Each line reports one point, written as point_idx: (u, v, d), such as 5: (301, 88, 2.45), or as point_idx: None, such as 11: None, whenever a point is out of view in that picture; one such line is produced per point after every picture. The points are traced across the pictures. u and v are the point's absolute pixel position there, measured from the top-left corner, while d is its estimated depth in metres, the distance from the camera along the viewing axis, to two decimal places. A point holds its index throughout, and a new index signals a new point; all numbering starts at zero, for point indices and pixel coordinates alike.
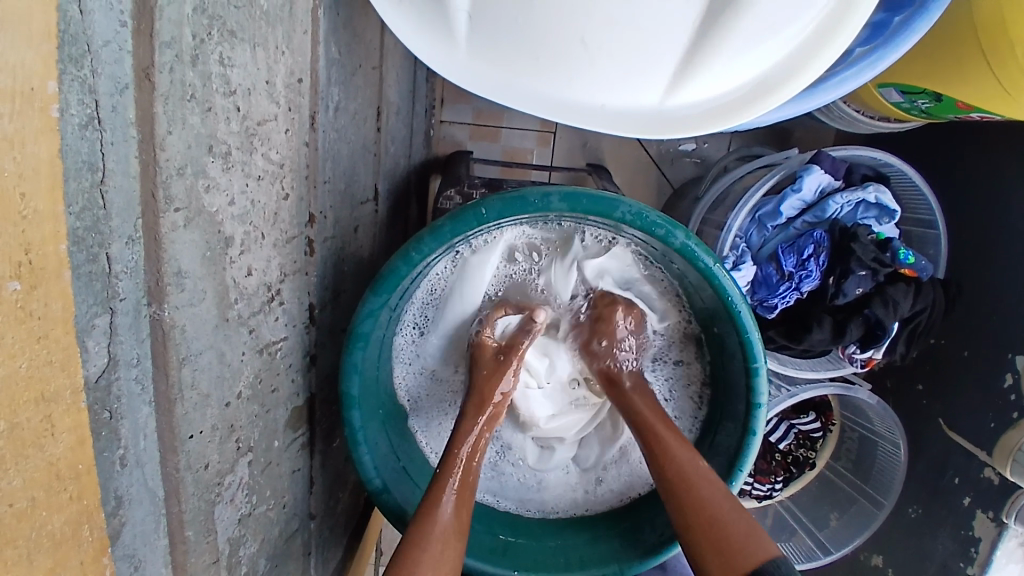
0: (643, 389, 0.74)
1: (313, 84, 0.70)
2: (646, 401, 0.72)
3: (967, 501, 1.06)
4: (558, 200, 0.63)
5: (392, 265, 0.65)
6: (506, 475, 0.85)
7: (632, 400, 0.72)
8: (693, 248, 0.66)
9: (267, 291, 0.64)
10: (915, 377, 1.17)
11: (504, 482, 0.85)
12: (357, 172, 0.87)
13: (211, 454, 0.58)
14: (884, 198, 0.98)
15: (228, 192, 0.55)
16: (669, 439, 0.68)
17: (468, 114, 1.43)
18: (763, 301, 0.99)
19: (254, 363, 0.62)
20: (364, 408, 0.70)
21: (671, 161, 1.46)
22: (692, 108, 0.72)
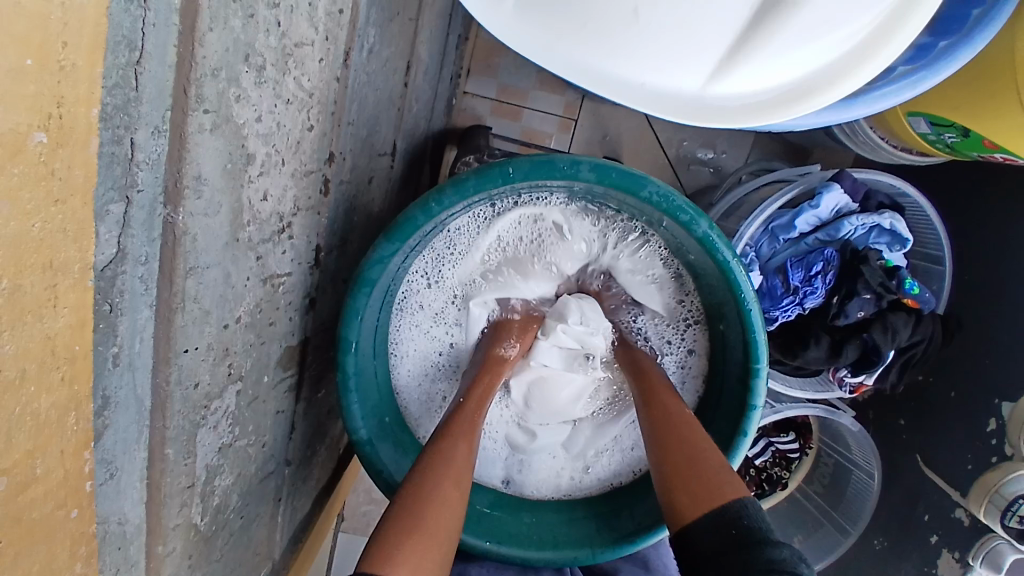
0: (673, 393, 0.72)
1: (353, 20, 0.68)
2: (637, 393, 0.72)
3: (935, 538, 1.08)
4: (587, 169, 0.63)
5: (411, 214, 0.65)
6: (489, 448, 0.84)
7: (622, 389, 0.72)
8: (714, 239, 0.66)
9: (279, 221, 0.62)
10: (898, 410, 1.18)
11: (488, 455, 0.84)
12: (378, 123, 0.86)
13: (203, 374, 0.56)
14: (898, 226, 0.98)
15: (257, 108, 0.53)
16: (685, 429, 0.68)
17: (492, 89, 1.41)
18: (764, 312, 1.00)
19: (257, 292, 0.61)
20: (359, 355, 0.69)
21: (688, 165, 1.47)
22: (729, 99, 0.71)
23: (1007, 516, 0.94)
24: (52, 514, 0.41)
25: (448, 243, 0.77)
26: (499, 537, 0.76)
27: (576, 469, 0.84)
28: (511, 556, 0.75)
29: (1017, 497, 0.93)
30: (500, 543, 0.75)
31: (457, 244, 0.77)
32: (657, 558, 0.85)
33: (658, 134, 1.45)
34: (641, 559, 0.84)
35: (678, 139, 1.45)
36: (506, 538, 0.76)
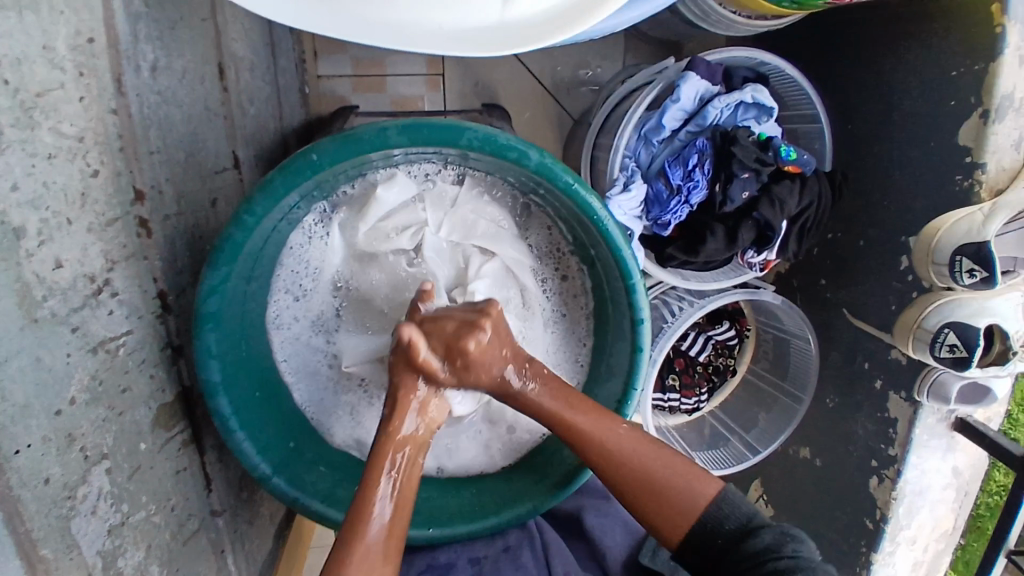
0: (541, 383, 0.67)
1: (114, 43, 0.61)
2: (547, 394, 0.67)
3: (879, 383, 1.11)
4: (395, 134, 0.58)
5: (227, 233, 0.59)
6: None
7: (533, 402, 0.66)
8: (550, 167, 0.62)
9: (90, 283, 0.57)
10: (817, 272, 1.20)
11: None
12: (201, 138, 0.78)
13: (51, 468, 0.53)
14: (761, 97, 0.96)
15: (7, 175, 0.48)
16: (578, 418, 0.66)
17: (346, 65, 1.33)
18: (657, 219, 0.99)
19: (87, 365, 0.57)
20: (234, 391, 0.65)
21: (567, 91, 1.41)
22: (534, 19, 0.64)
23: (938, 346, 0.95)
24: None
25: (301, 248, 0.71)
26: (439, 521, 0.76)
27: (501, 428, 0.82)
28: (457, 535, 0.75)
29: (943, 327, 0.94)
30: (442, 527, 0.75)
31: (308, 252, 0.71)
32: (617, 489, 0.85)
33: (530, 66, 1.39)
34: (598, 489, 0.87)
35: (551, 65, 1.39)
36: (447, 521, 0.76)
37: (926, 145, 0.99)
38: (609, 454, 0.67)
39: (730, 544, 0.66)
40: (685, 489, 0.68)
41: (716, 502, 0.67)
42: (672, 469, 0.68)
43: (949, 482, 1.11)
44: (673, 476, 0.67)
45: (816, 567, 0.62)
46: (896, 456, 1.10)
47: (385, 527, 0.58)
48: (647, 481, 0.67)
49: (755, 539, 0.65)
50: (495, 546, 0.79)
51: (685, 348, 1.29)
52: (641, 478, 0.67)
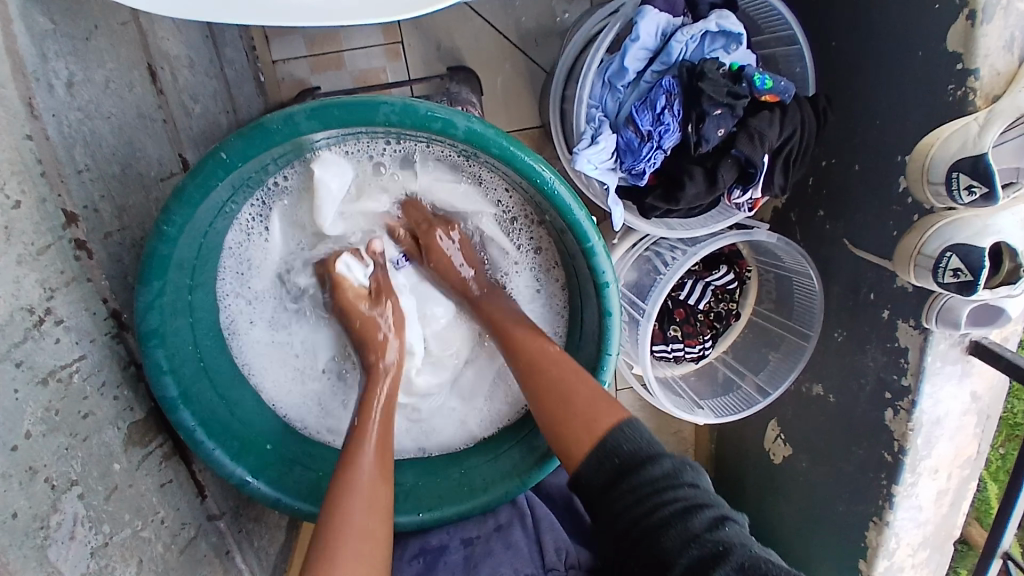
0: (494, 298, 0.74)
1: (17, 66, 0.59)
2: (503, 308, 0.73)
3: (886, 313, 1.05)
4: (304, 118, 0.55)
5: (151, 247, 0.58)
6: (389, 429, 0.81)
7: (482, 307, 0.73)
8: (480, 132, 0.58)
9: (30, 314, 0.56)
10: (816, 204, 1.15)
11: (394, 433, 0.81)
12: (140, 147, 0.77)
13: (16, 502, 0.53)
14: (728, 23, 0.89)
15: None
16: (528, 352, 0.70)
17: (301, 45, 1.28)
18: (632, 169, 0.92)
19: (40, 396, 0.56)
20: (195, 405, 0.64)
21: (535, 42, 1.34)
22: None
23: (940, 272, 0.89)
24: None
25: (240, 244, 0.70)
26: (428, 505, 0.75)
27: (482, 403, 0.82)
28: (447, 516, 0.74)
29: (944, 251, 0.88)
30: (431, 511, 0.74)
31: (247, 248, 0.70)
32: None
33: (492, 21, 1.32)
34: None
35: (514, 17, 1.32)
36: (436, 504, 0.75)
37: (916, 52, 0.91)
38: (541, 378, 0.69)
39: (627, 467, 0.61)
40: (588, 419, 0.65)
41: (622, 425, 0.63)
42: (575, 394, 0.67)
43: (967, 408, 1.07)
44: (586, 402, 0.66)
45: (716, 502, 0.58)
46: (908, 387, 1.04)
47: (362, 517, 0.59)
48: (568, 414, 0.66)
49: (649, 467, 0.59)
50: (488, 525, 0.82)
51: (683, 297, 1.25)
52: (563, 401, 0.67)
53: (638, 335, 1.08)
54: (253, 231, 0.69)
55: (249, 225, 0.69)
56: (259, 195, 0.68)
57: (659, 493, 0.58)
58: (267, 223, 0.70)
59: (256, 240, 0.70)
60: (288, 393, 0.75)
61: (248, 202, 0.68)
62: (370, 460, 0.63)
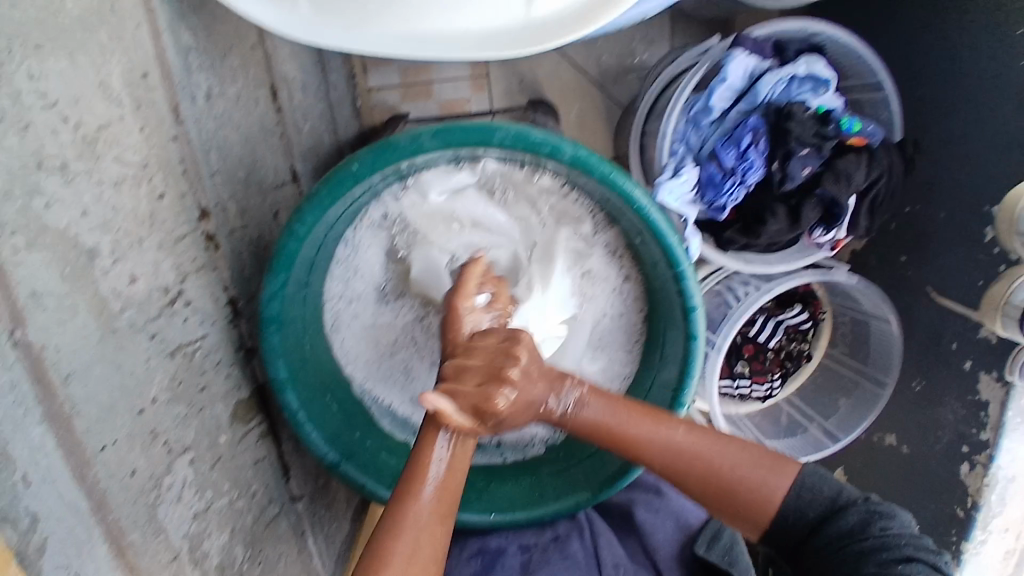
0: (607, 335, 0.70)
1: (165, 75, 0.67)
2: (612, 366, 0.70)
3: (969, 364, 1.05)
4: (429, 138, 0.63)
5: (282, 243, 0.64)
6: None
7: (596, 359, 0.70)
8: (584, 158, 0.65)
9: (164, 294, 0.63)
10: (899, 248, 1.11)
11: None
12: (259, 157, 0.85)
13: (137, 460, 0.59)
14: (817, 69, 0.92)
15: (79, 203, 0.54)
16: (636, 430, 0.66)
17: (395, 75, 1.36)
18: (712, 203, 0.95)
19: (167, 367, 0.63)
20: (299, 388, 0.71)
21: (614, 79, 1.39)
22: (559, 16, 0.67)
23: None
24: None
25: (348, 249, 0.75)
26: (501, 507, 0.82)
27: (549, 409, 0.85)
28: (517, 520, 0.81)
29: None
30: (502, 512, 0.82)
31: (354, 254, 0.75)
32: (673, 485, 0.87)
33: (573, 58, 1.38)
34: (651, 485, 0.88)
35: (595, 55, 1.37)
36: (509, 507, 0.82)
37: (1008, 102, 0.92)
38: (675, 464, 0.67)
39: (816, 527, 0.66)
40: (760, 488, 0.66)
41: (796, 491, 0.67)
42: (742, 467, 0.67)
43: None
44: (746, 471, 0.66)
45: (903, 543, 0.62)
46: (987, 442, 1.05)
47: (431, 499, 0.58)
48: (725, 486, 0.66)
49: (840, 521, 0.65)
50: (546, 536, 0.84)
51: (754, 334, 1.24)
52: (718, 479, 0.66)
53: (705, 368, 1.08)
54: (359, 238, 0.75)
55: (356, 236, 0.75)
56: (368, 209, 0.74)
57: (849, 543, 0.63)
58: (369, 234, 0.75)
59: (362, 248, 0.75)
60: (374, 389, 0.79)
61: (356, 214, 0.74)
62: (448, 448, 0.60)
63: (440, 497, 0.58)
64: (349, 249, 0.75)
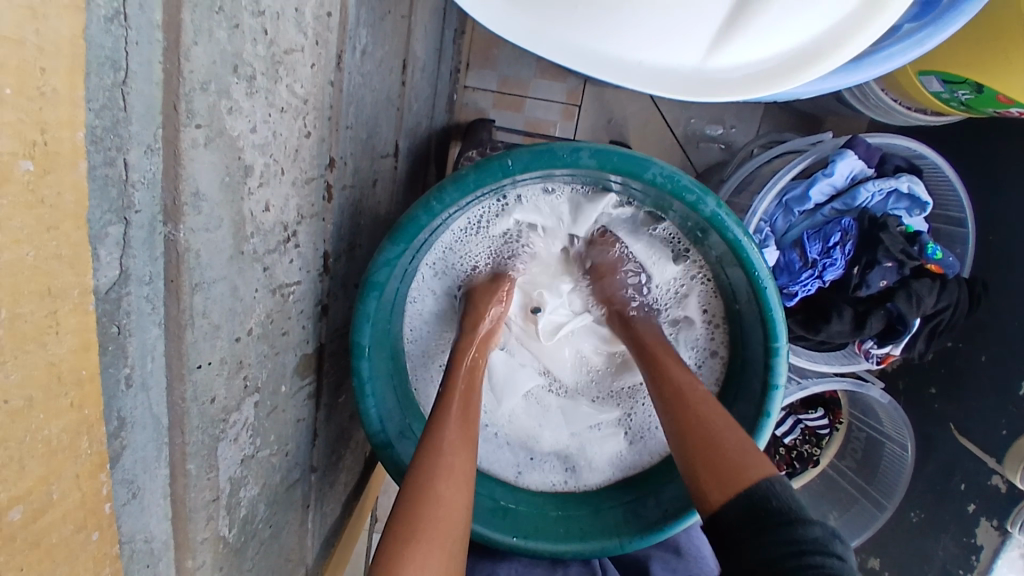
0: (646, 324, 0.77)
1: (342, 22, 0.68)
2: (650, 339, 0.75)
3: (972, 508, 1.11)
4: (588, 156, 0.63)
5: (414, 214, 0.64)
6: (489, 445, 0.84)
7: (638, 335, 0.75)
8: (723, 217, 0.65)
9: (283, 230, 0.63)
10: (929, 379, 1.18)
11: (496, 451, 0.84)
12: (379, 124, 0.88)
13: (218, 389, 0.56)
14: (917, 189, 0.96)
15: (251, 118, 0.54)
16: (669, 362, 0.71)
17: (493, 81, 1.40)
18: (785, 287, 0.99)
19: (266, 303, 0.61)
20: (373, 359, 0.70)
21: (696, 143, 1.43)
22: (730, 74, 0.68)
23: None
24: (73, 537, 0.42)
25: (464, 230, 0.77)
26: (524, 532, 0.77)
27: (577, 467, 0.84)
28: (538, 549, 0.76)
29: None
30: (527, 538, 0.76)
31: (465, 233, 0.77)
32: (692, 547, 0.86)
33: (665, 113, 1.42)
34: (671, 543, 0.86)
35: (685, 116, 1.42)
36: (531, 534, 0.77)
37: None
38: (688, 397, 0.67)
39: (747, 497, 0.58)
40: (741, 455, 0.62)
41: (772, 481, 0.59)
42: (716, 421, 0.65)
43: None
44: (738, 446, 0.63)
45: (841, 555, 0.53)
46: None
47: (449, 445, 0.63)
48: (719, 446, 0.63)
49: (799, 528, 0.54)
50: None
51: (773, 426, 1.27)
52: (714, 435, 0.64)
53: None
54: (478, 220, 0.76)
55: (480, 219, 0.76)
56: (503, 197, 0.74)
57: (804, 558, 0.52)
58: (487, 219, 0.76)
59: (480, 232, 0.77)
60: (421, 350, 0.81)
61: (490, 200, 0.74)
62: (450, 433, 0.64)
63: (462, 430, 0.65)
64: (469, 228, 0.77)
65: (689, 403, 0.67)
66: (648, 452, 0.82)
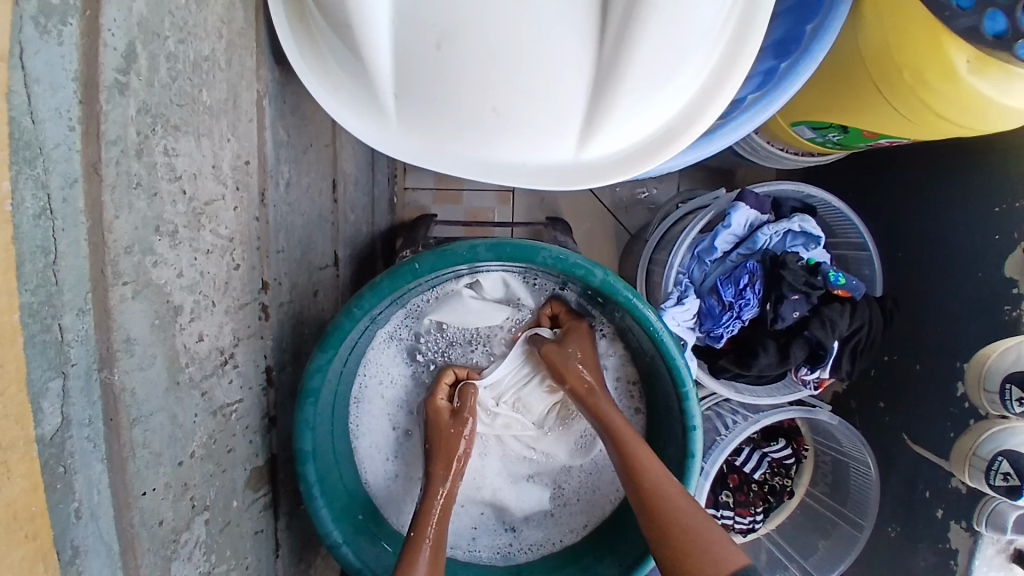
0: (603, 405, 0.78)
1: (261, 164, 0.78)
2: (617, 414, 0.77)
3: (940, 512, 1.11)
4: (484, 250, 0.71)
5: (337, 322, 0.71)
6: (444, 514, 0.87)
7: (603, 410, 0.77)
8: (612, 283, 0.73)
9: (220, 354, 0.69)
10: (877, 394, 1.24)
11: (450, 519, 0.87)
12: (314, 241, 0.97)
13: (165, 512, 0.61)
14: (809, 227, 1.06)
15: (177, 265, 0.61)
16: (632, 442, 0.74)
17: (429, 179, 1.52)
18: (711, 331, 1.06)
19: (208, 424, 0.67)
20: (318, 461, 0.75)
21: (625, 208, 1.54)
22: (605, 160, 0.78)
23: (992, 474, 0.98)
24: None
25: (390, 328, 0.84)
26: None
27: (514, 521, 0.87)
28: None
29: (997, 455, 0.97)
30: None
31: (397, 328, 0.85)
32: None
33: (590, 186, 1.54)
34: None
35: (611, 186, 1.54)
36: None
37: (975, 274, 1.07)
38: (657, 490, 0.71)
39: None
40: (711, 554, 0.66)
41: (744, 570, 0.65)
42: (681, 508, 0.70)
43: None
44: (706, 534, 0.68)
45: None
46: None
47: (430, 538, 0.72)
48: (690, 537, 0.68)
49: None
50: None
51: (738, 463, 1.32)
52: (672, 514, 0.69)
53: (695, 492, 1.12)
54: (404, 317, 0.84)
55: (406, 315, 0.84)
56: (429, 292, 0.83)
57: None
58: (410, 312, 0.84)
59: (409, 325, 0.85)
60: (368, 458, 0.85)
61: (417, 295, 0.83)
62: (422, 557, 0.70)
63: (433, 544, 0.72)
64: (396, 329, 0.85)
65: (659, 496, 0.71)
66: (595, 511, 0.87)
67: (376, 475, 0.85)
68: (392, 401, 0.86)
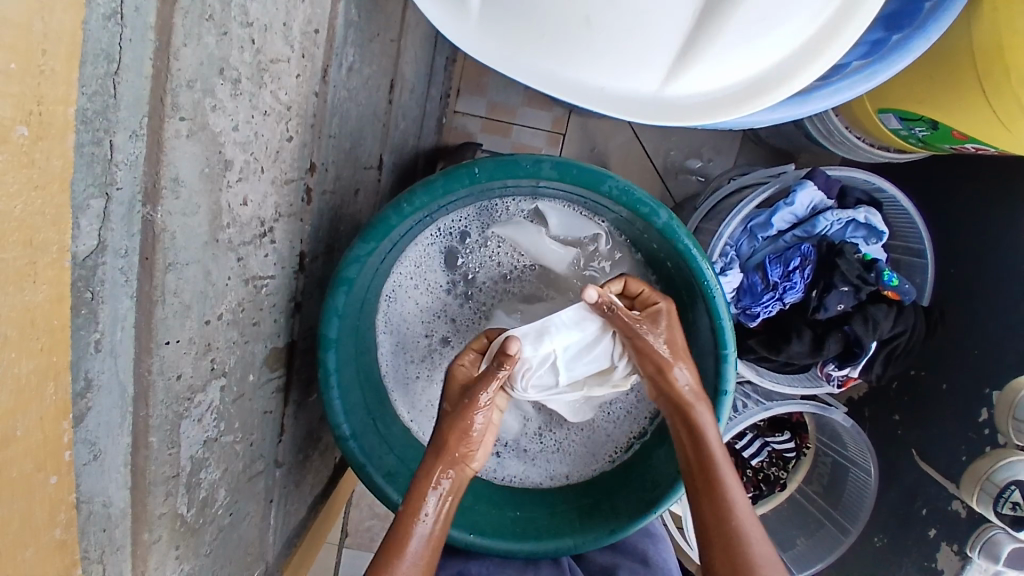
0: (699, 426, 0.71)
1: (328, 38, 0.74)
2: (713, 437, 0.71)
3: (933, 533, 1.12)
4: (548, 168, 0.68)
5: (384, 214, 0.69)
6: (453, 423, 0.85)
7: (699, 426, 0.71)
8: (674, 229, 0.70)
9: (260, 225, 0.67)
10: (894, 406, 1.21)
11: None
12: (364, 136, 0.93)
13: (185, 366, 0.59)
14: (874, 219, 1.01)
15: (233, 117, 0.58)
16: (724, 472, 0.70)
17: (481, 107, 1.46)
18: (747, 308, 1.03)
19: (238, 291, 0.65)
20: (341, 351, 0.73)
21: (676, 174, 1.49)
22: (688, 100, 0.74)
23: (1001, 502, 0.97)
24: (31, 474, 0.44)
25: (442, 231, 0.81)
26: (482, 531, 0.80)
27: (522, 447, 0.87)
28: (495, 547, 0.79)
29: (1009, 484, 0.96)
30: (483, 535, 0.79)
31: (449, 232, 0.82)
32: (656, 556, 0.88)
33: (645, 144, 1.48)
34: (638, 552, 0.89)
35: (665, 147, 1.48)
36: (489, 533, 0.80)
37: None
38: (737, 524, 0.69)
39: None
40: None
41: None
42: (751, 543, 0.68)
43: None
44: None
45: None
46: None
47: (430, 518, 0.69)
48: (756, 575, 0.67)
49: None
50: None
51: (739, 448, 1.31)
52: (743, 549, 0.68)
53: None
54: (457, 222, 0.81)
55: (460, 222, 0.81)
56: (489, 203, 0.81)
57: None
58: (465, 220, 0.81)
59: (461, 231, 0.82)
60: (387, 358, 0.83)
61: (476, 203, 0.81)
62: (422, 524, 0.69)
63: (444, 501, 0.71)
64: (449, 230, 0.81)
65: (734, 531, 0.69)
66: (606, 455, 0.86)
67: (397, 372, 0.83)
68: (424, 306, 0.83)
